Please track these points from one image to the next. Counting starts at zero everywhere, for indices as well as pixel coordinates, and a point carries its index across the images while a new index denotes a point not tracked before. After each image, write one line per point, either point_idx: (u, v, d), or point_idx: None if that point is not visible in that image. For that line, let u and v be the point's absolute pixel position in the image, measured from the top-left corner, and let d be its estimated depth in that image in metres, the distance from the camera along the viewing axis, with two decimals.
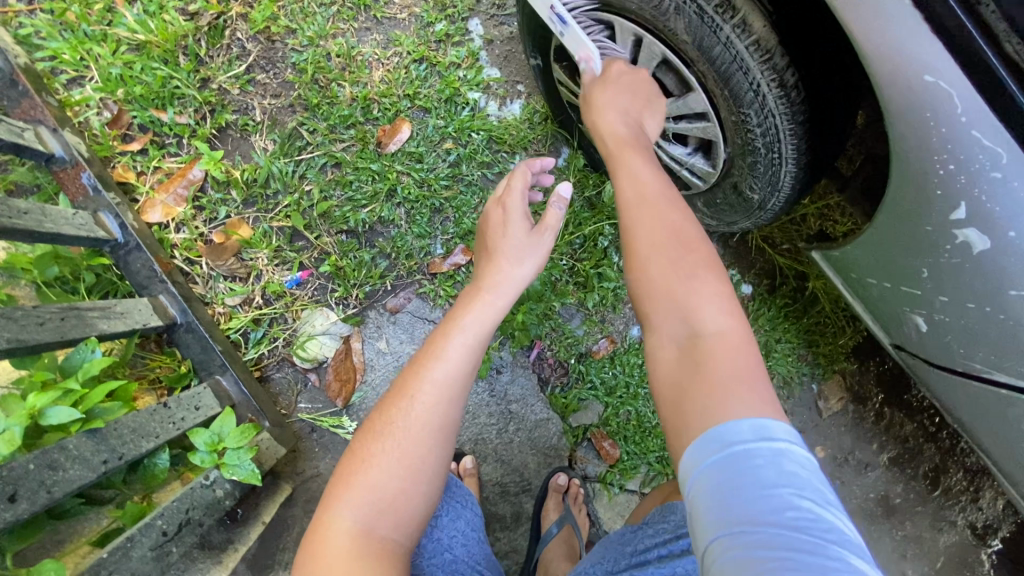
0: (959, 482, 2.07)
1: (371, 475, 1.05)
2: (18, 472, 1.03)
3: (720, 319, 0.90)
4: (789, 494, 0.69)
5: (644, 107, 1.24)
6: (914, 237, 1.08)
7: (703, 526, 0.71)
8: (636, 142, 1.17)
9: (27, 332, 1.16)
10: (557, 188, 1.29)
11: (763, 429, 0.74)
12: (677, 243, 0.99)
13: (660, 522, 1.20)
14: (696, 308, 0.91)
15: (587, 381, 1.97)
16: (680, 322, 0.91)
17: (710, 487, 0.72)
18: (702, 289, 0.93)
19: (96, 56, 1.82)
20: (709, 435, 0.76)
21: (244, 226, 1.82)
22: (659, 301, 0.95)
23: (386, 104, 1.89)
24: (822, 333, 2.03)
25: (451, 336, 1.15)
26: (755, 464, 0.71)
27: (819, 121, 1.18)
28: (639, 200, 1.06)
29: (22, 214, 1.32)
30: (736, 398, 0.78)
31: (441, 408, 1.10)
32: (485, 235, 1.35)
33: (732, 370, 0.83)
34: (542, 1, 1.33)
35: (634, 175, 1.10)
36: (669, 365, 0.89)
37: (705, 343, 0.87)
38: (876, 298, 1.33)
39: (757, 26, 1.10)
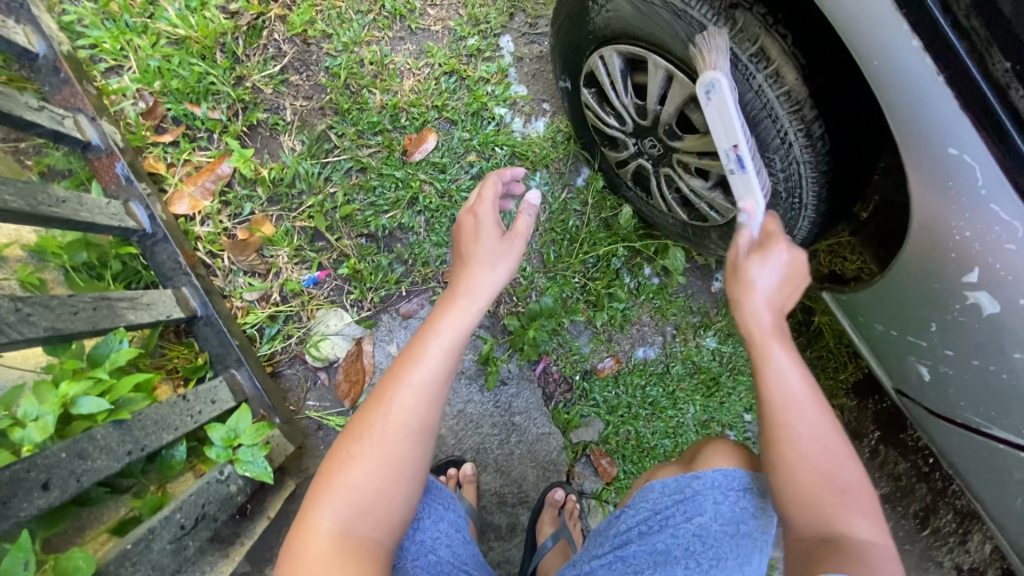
0: (948, 524, 2.10)
1: (349, 477, 1.07)
2: (51, 460, 1.06)
3: (865, 528, 0.95)
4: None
5: (793, 295, 1.08)
6: (925, 292, 1.12)
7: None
8: (784, 334, 1.05)
9: (62, 321, 1.19)
10: (527, 198, 1.33)
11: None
12: (831, 460, 0.98)
13: (637, 501, 1.21)
14: (846, 520, 0.95)
15: (590, 399, 2.00)
16: (823, 526, 0.96)
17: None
18: (854, 505, 0.96)
19: (136, 47, 1.86)
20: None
21: (267, 223, 1.86)
22: (806, 507, 0.97)
23: (414, 113, 1.92)
24: (823, 367, 2.07)
25: (428, 340, 1.14)
26: None
27: (841, 170, 1.23)
28: (788, 406, 0.99)
29: (61, 203, 1.36)
30: None
31: (419, 414, 1.11)
32: (458, 240, 1.30)
33: (878, 572, 0.89)
34: (723, 136, 1.17)
35: (784, 380, 1.00)
36: (799, 557, 0.96)
37: (854, 549, 0.92)
38: (880, 343, 1.37)
39: (789, 77, 1.14)
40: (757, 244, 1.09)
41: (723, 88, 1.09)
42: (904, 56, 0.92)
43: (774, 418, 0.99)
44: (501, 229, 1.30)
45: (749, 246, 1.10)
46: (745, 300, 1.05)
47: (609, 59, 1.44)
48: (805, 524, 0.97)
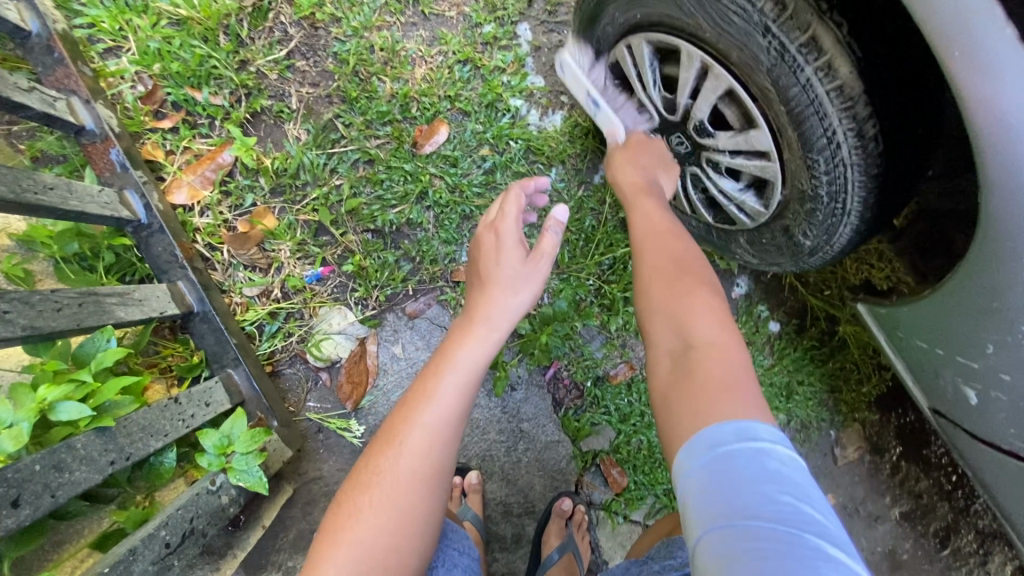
0: (969, 544, 1.96)
1: (356, 532, 1.01)
2: (23, 473, 0.99)
3: (712, 331, 0.97)
4: (772, 491, 0.73)
5: (660, 166, 1.37)
6: (985, 311, 1.03)
7: (690, 524, 0.75)
8: (647, 189, 1.30)
9: (43, 319, 1.12)
10: (554, 214, 1.29)
11: (745, 430, 0.79)
12: (675, 273, 1.08)
13: (666, 557, 1.19)
14: (692, 326, 0.98)
15: (602, 406, 1.91)
16: (670, 336, 1.00)
17: (699, 488, 0.76)
18: (699, 310, 1.00)
19: (135, 28, 1.77)
20: (694, 440, 0.81)
21: (269, 216, 1.78)
22: (658, 320, 1.04)
23: (426, 103, 1.82)
24: (846, 379, 1.96)
25: (443, 374, 1.10)
26: (740, 461, 0.76)
27: (891, 177, 1.14)
28: (650, 240, 1.17)
29: (48, 190, 1.28)
30: (721, 400, 0.85)
31: (432, 457, 1.06)
32: (478, 261, 1.28)
33: (714, 374, 0.89)
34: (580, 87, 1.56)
35: (644, 215, 1.23)
36: (660, 378, 0.97)
37: (694, 355, 0.94)
38: (921, 364, 1.27)
39: (843, 71, 1.03)
40: (626, 141, 1.43)
41: (569, 59, 1.54)
42: (992, 47, 0.83)
43: (636, 245, 1.19)
44: (524, 248, 1.27)
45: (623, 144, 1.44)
46: (619, 175, 1.37)
47: (638, 49, 1.34)
48: (659, 337, 1.02)
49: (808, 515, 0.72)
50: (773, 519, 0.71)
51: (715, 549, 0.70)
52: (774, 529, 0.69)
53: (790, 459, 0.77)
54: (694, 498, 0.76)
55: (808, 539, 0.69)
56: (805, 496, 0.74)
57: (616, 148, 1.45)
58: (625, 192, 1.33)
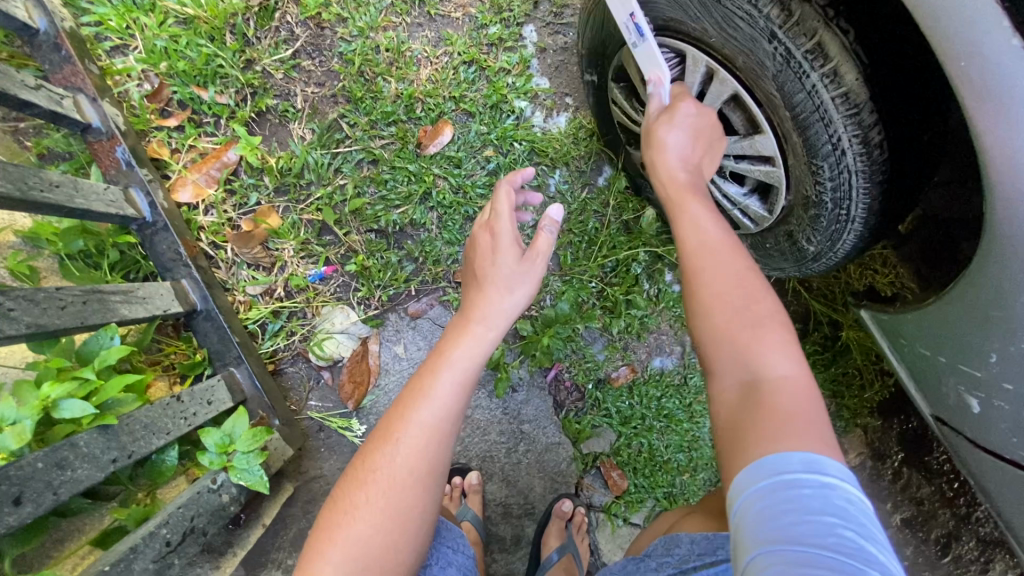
0: (970, 551, 1.95)
1: (352, 530, 1.02)
2: (26, 471, 1.00)
3: (785, 364, 0.92)
4: (836, 524, 0.70)
5: (705, 150, 1.21)
6: (991, 320, 1.02)
7: (744, 544, 0.74)
8: (695, 187, 1.17)
9: (47, 317, 1.12)
10: (549, 212, 1.26)
11: (817, 464, 0.76)
12: (737, 295, 0.99)
13: (663, 555, 1.19)
14: (763, 357, 0.92)
15: (603, 409, 1.90)
16: (739, 367, 0.93)
17: (759, 508, 0.75)
18: (767, 339, 0.94)
19: (142, 26, 1.78)
20: (761, 464, 0.79)
21: (273, 215, 1.78)
22: (722, 348, 0.97)
23: (430, 104, 1.82)
24: (848, 385, 1.96)
25: (440, 372, 1.10)
26: (804, 490, 0.74)
27: (894, 184, 1.13)
28: (702, 249, 1.06)
29: (54, 187, 1.29)
30: (798, 432, 0.81)
31: (427, 455, 1.06)
32: (473, 260, 1.28)
33: (790, 412, 0.84)
34: (620, 6, 1.23)
35: (694, 221, 1.11)
36: (726, 405, 0.92)
37: (768, 389, 0.89)
38: (923, 370, 1.27)
39: (848, 77, 1.03)
40: (669, 108, 1.22)
41: None
42: (999, 57, 0.83)
43: (686, 257, 1.08)
44: (520, 246, 1.26)
45: (664, 112, 1.22)
46: (659, 160, 1.19)
47: None
48: (723, 366, 0.96)
49: (871, 554, 0.69)
50: (832, 550, 0.68)
51: (770, 571, 0.69)
52: (835, 559, 0.67)
53: (856, 497, 0.75)
54: (753, 521, 0.74)
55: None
56: (868, 534, 0.71)
57: (656, 114, 1.24)
58: (667, 187, 1.17)
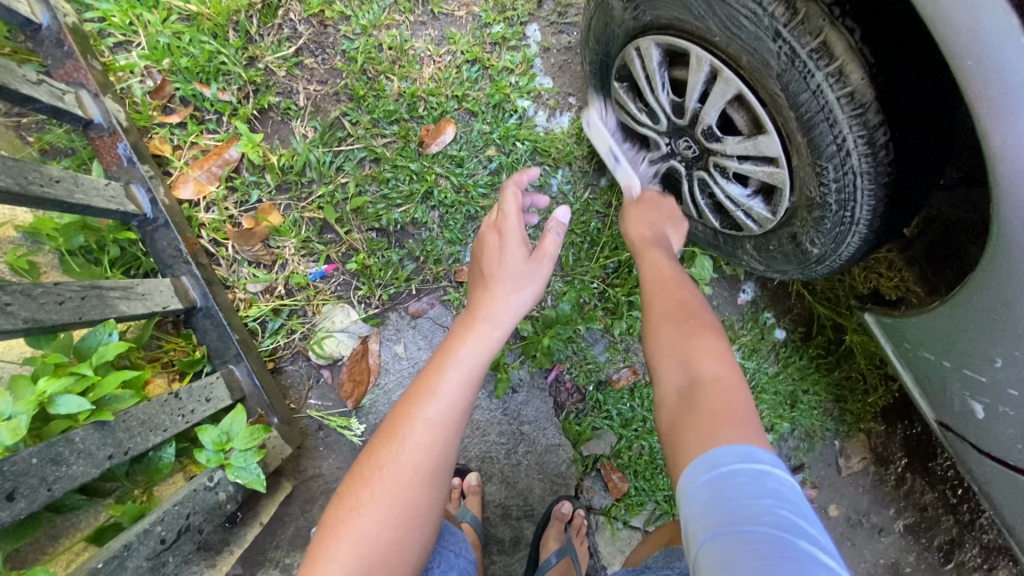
0: (973, 558, 1.92)
1: (357, 526, 1.01)
2: (20, 466, 0.99)
3: (717, 365, 0.98)
4: (772, 504, 0.75)
5: (669, 222, 1.40)
6: (996, 324, 1.01)
7: (689, 535, 0.77)
8: (657, 242, 1.33)
9: (45, 312, 1.12)
10: (557, 214, 1.28)
11: (748, 453, 0.81)
12: (685, 316, 1.10)
13: (663, 568, 1.18)
14: (699, 361, 0.99)
15: (603, 411, 1.89)
16: (679, 371, 1.00)
17: (699, 501, 0.79)
18: (705, 346, 1.02)
19: (146, 23, 1.78)
20: (700, 460, 0.83)
21: (274, 212, 1.78)
22: (663, 357, 1.05)
23: (433, 102, 1.82)
24: (852, 389, 1.94)
25: (446, 370, 1.10)
26: (739, 476, 0.78)
27: (901, 185, 1.12)
28: (658, 282, 1.19)
29: (54, 182, 1.29)
30: (725, 430, 0.86)
31: (433, 451, 1.06)
32: (480, 261, 1.27)
33: (721, 410, 0.90)
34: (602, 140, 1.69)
35: (655, 261, 1.25)
36: (667, 408, 0.98)
37: (704, 389, 0.95)
38: (927, 376, 1.25)
39: (854, 77, 1.02)
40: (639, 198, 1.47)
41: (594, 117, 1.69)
42: (1007, 55, 0.81)
43: (646, 287, 1.21)
44: (527, 247, 1.26)
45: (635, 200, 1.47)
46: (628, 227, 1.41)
47: (646, 51, 1.32)
48: (666, 372, 1.02)
49: (804, 530, 0.73)
50: (769, 528, 0.72)
51: (714, 554, 0.72)
52: (772, 536, 0.71)
53: (788, 481, 0.80)
54: (697, 512, 0.78)
55: (802, 548, 0.70)
56: (802, 514, 0.76)
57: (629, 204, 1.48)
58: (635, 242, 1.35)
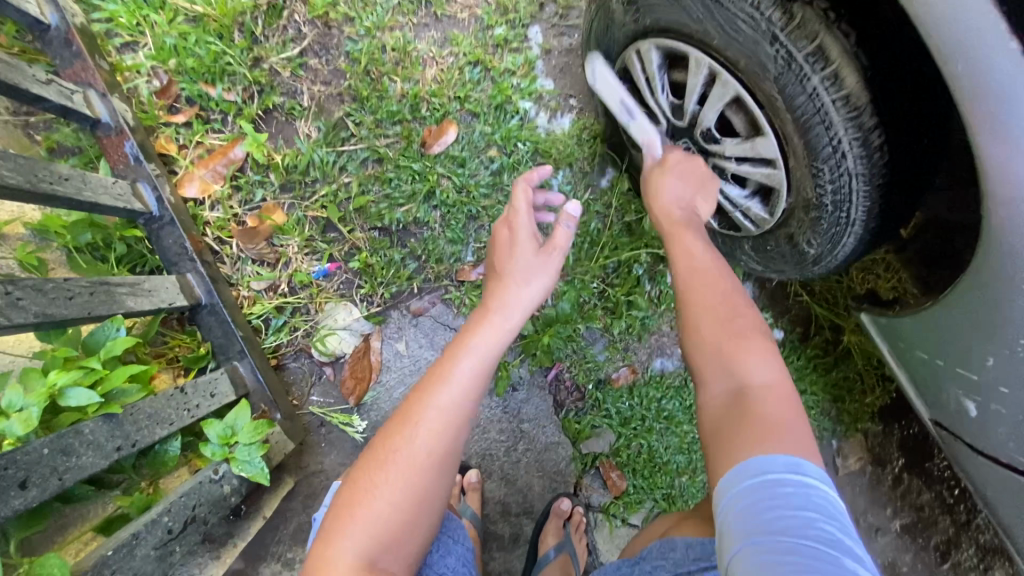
0: (969, 559, 1.92)
1: (371, 509, 1.03)
2: (32, 456, 1.01)
3: (768, 372, 1.01)
4: (816, 518, 0.78)
5: (699, 190, 1.30)
6: (987, 323, 1.03)
7: (730, 537, 0.81)
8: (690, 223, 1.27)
9: (55, 306, 1.14)
10: (567, 208, 1.34)
11: (796, 465, 0.84)
12: (725, 312, 1.09)
13: (657, 558, 1.19)
14: (747, 367, 1.01)
15: (603, 409, 1.91)
16: (725, 376, 1.02)
17: (741, 505, 0.83)
18: (752, 350, 1.03)
19: (152, 23, 1.80)
20: (743, 465, 0.87)
21: (278, 211, 1.80)
22: (709, 359, 1.06)
23: (435, 103, 1.84)
24: (849, 389, 1.95)
25: (459, 359, 1.13)
26: (786, 488, 0.82)
27: (894, 186, 1.14)
28: (694, 273, 1.17)
29: (64, 180, 1.31)
30: (776, 437, 0.89)
31: (445, 438, 1.09)
32: (494, 255, 1.31)
33: (772, 418, 0.92)
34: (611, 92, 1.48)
35: (688, 249, 1.21)
36: (715, 411, 1.00)
37: (752, 397, 0.97)
38: (922, 374, 1.27)
39: (849, 80, 1.04)
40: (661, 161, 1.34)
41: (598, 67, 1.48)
42: (996, 61, 0.83)
43: (678, 279, 1.18)
44: (538, 240, 1.31)
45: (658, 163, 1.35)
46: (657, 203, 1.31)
47: (646, 54, 1.34)
48: (710, 375, 1.04)
49: (845, 545, 0.77)
50: (814, 542, 0.76)
51: (756, 560, 0.76)
52: (814, 549, 0.75)
53: (829, 494, 0.83)
54: (743, 517, 0.81)
55: (844, 564, 0.74)
56: (843, 528, 0.79)
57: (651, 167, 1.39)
58: (664, 223, 1.28)
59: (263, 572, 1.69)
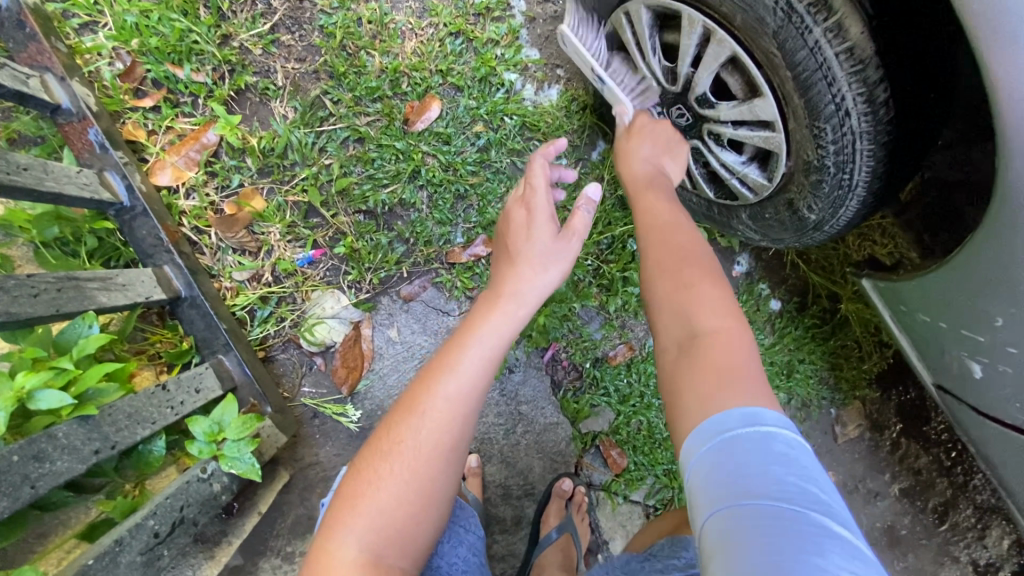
0: (967, 519, 1.95)
1: (377, 500, 0.99)
2: (0, 464, 0.96)
3: (718, 319, 0.93)
4: (779, 471, 0.71)
5: (665, 152, 1.29)
6: (1000, 280, 0.98)
7: (696, 507, 0.73)
8: (654, 180, 1.24)
9: (18, 305, 1.08)
10: (584, 192, 1.28)
11: (753, 416, 0.77)
12: (683, 262, 1.04)
13: (670, 558, 1.14)
14: (696, 315, 0.95)
15: (601, 387, 1.88)
16: (678, 327, 0.96)
17: (700, 470, 0.75)
18: (704, 297, 0.97)
19: (111, 1, 1.70)
20: (701, 425, 0.80)
21: (257, 197, 1.72)
22: (664, 313, 1.00)
23: (416, 78, 1.76)
24: (848, 357, 1.93)
25: (468, 347, 1.08)
26: (745, 443, 0.74)
27: (899, 145, 1.10)
28: (656, 229, 1.13)
29: (22, 170, 1.23)
30: (729, 389, 0.82)
31: (453, 429, 1.04)
32: (506, 237, 1.25)
33: (723, 365, 0.86)
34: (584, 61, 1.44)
35: (652, 208, 1.18)
36: (668, 363, 0.94)
37: (704, 344, 0.91)
38: (925, 339, 1.24)
39: (853, 31, 1.00)
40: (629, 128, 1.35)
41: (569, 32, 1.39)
42: None
43: (644, 240, 1.14)
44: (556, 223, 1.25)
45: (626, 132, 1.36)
46: (625, 165, 1.30)
47: (636, 15, 1.28)
48: (664, 327, 0.98)
49: (815, 497, 0.70)
50: (777, 498, 0.68)
51: (718, 531, 0.68)
52: (776, 506, 0.67)
53: (794, 442, 0.76)
54: (702, 482, 0.74)
55: (813, 519, 0.67)
56: (813, 479, 0.72)
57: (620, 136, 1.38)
58: (630, 183, 1.26)
59: (262, 567, 1.66)
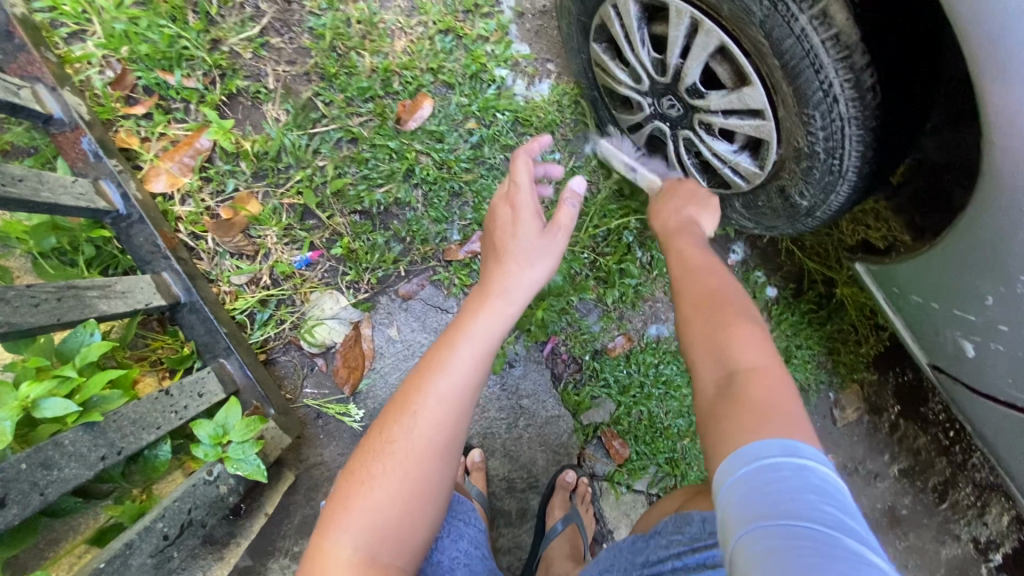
0: (967, 497, 1.98)
1: (368, 499, 1.01)
2: (9, 473, 0.98)
3: (755, 356, 0.95)
4: (817, 500, 0.69)
5: (696, 204, 1.31)
6: (992, 261, 1.00)
7: (728, 528, 0.71)
8: (685, 230, 1.25)
9: (19, 315, 1.09)
10: (570, 186, 1.29)
11: (791, 447, 0.76)
12: (713, 303, 1.05)
13: (674, 533, 1.15)
14: (733, 351, 0.96)
15: (601, 379, 1.89)
16: (716, 362, 0.96)
17: (735, 494, 0.74)
18: (740, 335, 0.98)
19: (99, 10, 1.70)
20: (738, 452, 0.79)
21: (253, 201, 1.73)
22: (699, 349, 1.01)
23: (408, 77, 1.76)
24: (844, 342, 1.95)
25: (457, 344, 1.08)
26: (782, 472, 0.73)
27: (888, 130, 1.11)
28: (684, 270, 1.15)
29: (17, 182, 1.24)
30: (773, 421, 0.82)
31: (446, 428, 1.05)
32: (493, 234, 1.27)
33: (763, 402, 0.86)
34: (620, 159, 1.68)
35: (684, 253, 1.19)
36: (707, 396, 0.94)
37: (743, 380, 0.91)
38: (918, 319, 1.26)
39: (839, 18, 1.01)
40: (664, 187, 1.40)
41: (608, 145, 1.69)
42: None
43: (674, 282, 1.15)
44: (541, 217, 1.26)
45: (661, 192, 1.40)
46: (659, 218, 1.33)
47: (623, 7, 1.28)
48: (701, 362, 0.99)
49: (852, 529, 0.67)
50: (814, 523, 0.66)
51: (750, 549, 0.66)
52: (813, 530, 0.65)
53: (832, 479, 0.73)
54: (735, 505, 0.72)
55: (850, 547, 0.64)
56: (851, 514, 0.69)
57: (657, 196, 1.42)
58: (662, 233, 1.28)
59: (271, 568, 1.67)
